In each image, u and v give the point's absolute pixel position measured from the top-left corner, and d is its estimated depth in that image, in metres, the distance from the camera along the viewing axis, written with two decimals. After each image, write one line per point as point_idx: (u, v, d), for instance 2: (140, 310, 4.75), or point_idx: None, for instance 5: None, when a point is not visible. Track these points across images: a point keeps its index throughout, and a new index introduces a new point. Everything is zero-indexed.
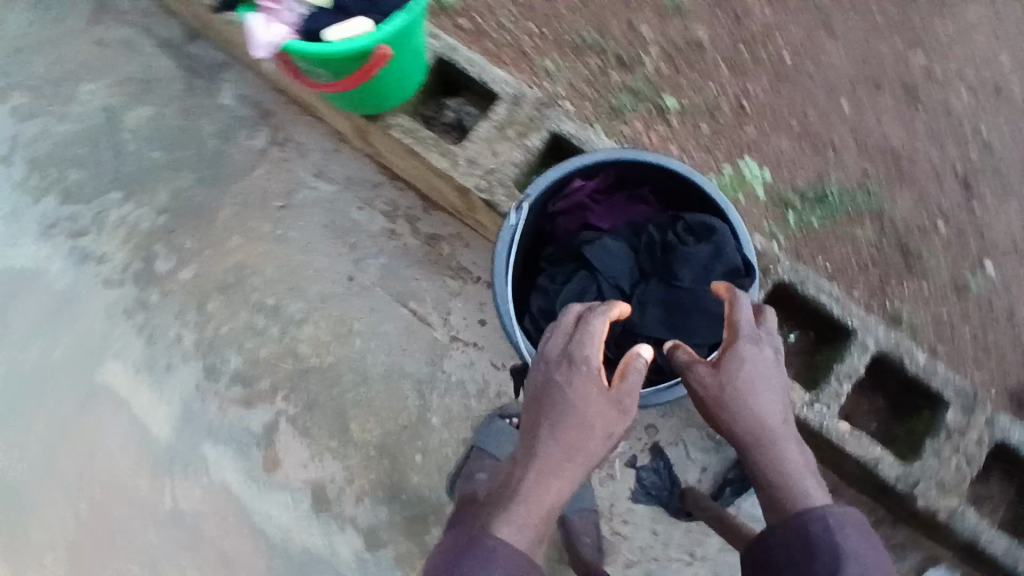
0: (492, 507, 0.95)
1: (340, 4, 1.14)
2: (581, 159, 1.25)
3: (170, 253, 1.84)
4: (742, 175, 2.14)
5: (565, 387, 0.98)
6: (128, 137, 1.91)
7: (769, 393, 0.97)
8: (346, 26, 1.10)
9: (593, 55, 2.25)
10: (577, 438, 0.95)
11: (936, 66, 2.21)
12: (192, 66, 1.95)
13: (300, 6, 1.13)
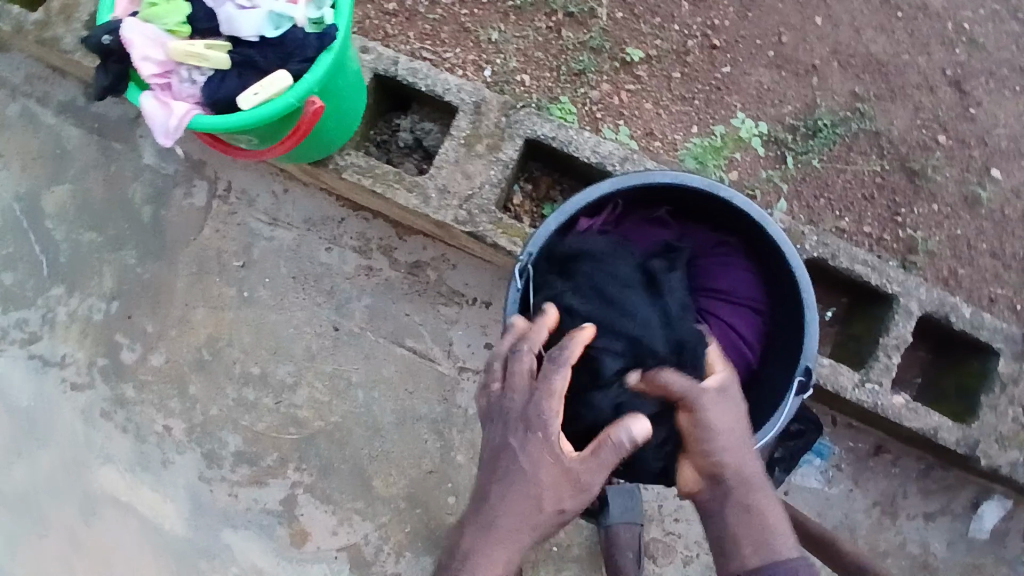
0: (453, 541, 1.06)
1: (250, 59, 0.95)
2: (585, 196, 1.12)
3: (135, 340, 1.68)
4: (735, 131, 1.98)
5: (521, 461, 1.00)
6: (55, 222, 1.71)
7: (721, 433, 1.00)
8: (261, 86, 0.92)
9: (542, 18, 2.04)
10: (537, 510, 1.01)
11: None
12: (102, 126, 1.72)
13: (197, 72, 0.95)
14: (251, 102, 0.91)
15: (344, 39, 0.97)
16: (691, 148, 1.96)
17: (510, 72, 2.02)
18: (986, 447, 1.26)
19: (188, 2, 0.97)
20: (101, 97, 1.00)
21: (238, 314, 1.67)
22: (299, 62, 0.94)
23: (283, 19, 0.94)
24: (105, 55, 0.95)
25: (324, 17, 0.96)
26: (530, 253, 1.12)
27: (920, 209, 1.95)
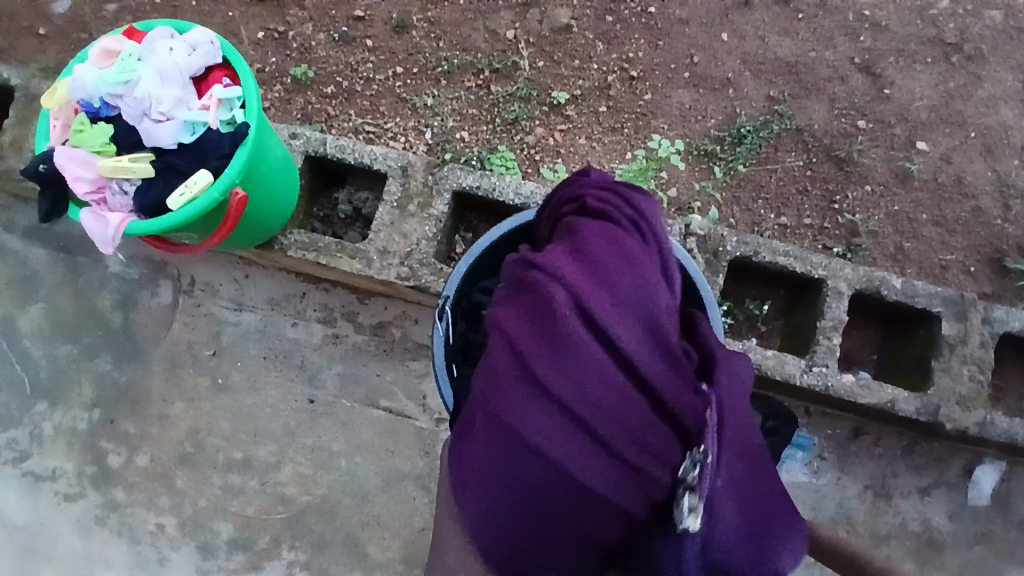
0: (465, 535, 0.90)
1: (172, 166, 1.03)
2: (488, 236, 1.22)
3: (119, 443, 1.71)
4: (656, 154, 2.09)
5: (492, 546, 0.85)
6: (32, 341, 1.76)
7: None
8: (185, 188, 1.00)
9: (470, 77, 2.19)
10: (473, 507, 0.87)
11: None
12: (63, 243, 1.79)
13: (126, 183, 1.03)
14: (180, 203, 0.99)
15: (256, 132, 1.05)
16: (625, 172, 2.07)
17: (449, 130, 2.15)
18: (947, 410, 1.29)
19: (109, 123, 1.03)
20: (45, 218, 1.08)
21: (215, 403, 1.71)
22: (217, 158, 1.03)
23: (197, 124, 1.03)
24: (43, 181, 1.03)
25: (235, 116, 1.05)
26: (448, 295, 1.21)
27: (854, 193, 2.04)
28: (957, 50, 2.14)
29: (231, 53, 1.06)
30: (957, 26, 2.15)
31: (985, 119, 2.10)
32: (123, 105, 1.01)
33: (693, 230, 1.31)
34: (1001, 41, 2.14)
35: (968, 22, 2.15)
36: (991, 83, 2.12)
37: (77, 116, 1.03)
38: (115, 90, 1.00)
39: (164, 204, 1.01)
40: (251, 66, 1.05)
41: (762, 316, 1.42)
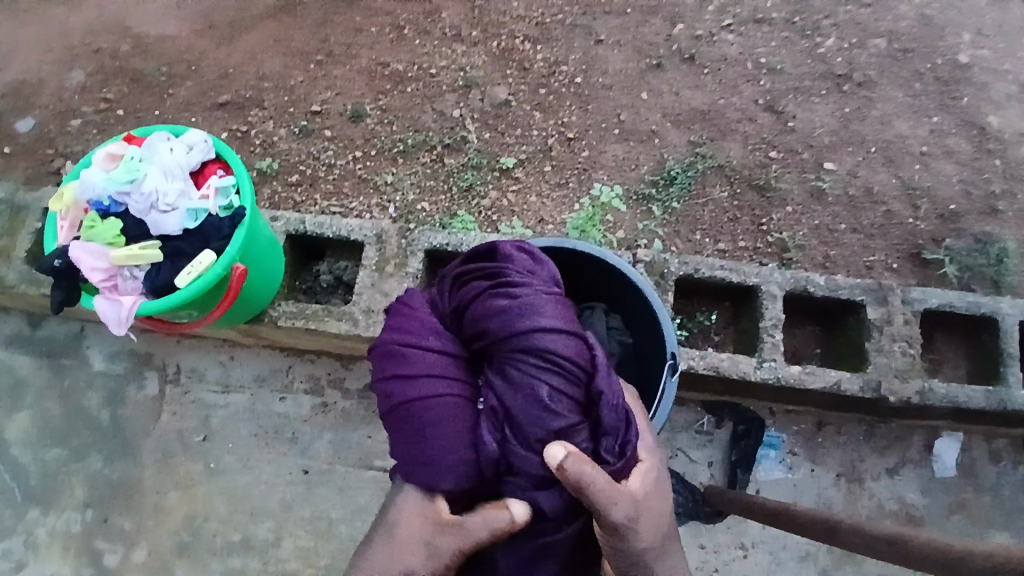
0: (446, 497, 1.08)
1: (177, 251, 1.14)
2: None
3: (113, 542, 1.76)
4: (599, 200, 2.34)
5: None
6: (19, 450, 1.84)
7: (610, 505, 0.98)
8: (192, 267, 1.11)
9: (424, 153, 2.45)
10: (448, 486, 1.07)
11: (698, 30, 2.57)
12: (49, 349, 1.90)
13: (137, 269, 1.13)
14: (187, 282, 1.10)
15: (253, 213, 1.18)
16: (575, 217, 2.30)
17: (411, 203, 2.38)
18: (886, 384, 1.47)
19: (118, 217, 1.14)
20: (57, 308, 1.16)
21: (210, 485, 1.77)
22: (219, 239, 1.15)
23: (199, 211, 1.15)
24: (58, 275, 1.12)
25: (232, 201, 1.18)
26: None
27: (779, 215, 2.30)
28: (847, 81, 2.50)
29: (222, 147, 1.21)
30: (842, 61, 2.52)
31: (881, 135, 2.43)
32: (131, 201, 1.13)
33: (638, 258, 1.48)
34: (885, 67, 2.52)
35: (851, 57, 2.52)
36: (880, 103, 2.47)
37: (87, 214, 1.14)
38: (123, 188, 1.12)
39: (172, 283, 1.11)
40: (241, 157, 1.19)
41: (713, 326, 1.60)
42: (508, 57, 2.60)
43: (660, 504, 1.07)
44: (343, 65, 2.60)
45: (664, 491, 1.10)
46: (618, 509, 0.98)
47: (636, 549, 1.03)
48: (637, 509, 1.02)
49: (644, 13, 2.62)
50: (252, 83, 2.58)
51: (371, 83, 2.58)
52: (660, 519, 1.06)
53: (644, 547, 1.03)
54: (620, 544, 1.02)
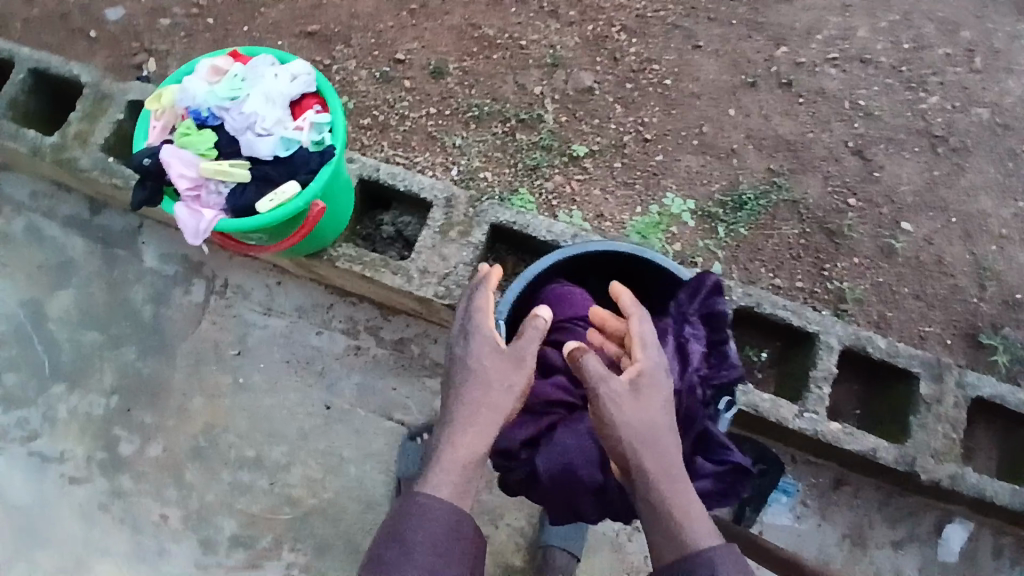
0: (490, 378, 1.18)
1: (262, 174, 1.15)
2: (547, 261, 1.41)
3: (132, 432, 1.83)
4: (669, 210, 2.31)
5: (431, 502, 1.07)
6: (59, 325, 1.92)
7: (609, 390, 1.11)
8: (275, 195, 1.13)
9: (496, 123, 2.44)
10: (493, 389, 1.17)
11: (801, 57, 2.48)
12: (106, 236, 1.97)
13: (222, 185, 1.15)
14: (268, 209, 1.12)
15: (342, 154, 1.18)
16: (636, 223, 2.29)
17: (474, 170, 2.38)
18: (920, 460, 1.43)
19: (213, 131, 1.17)
20: (135, 208, 1.18)
21: (234, 400, 1.83)
22: (305, 173, 1.15)
23: (291, 142, 1.15)
24: (146, 174, 1.14)
25: (324, 138, 1.18)
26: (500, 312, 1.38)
27: (843, 264, 2.25)
28: (943, 143, 2.39)
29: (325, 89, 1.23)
30: (943, 121, 2.41)
31: (967, 206, 2.33)
32: (228, 117, 1.15)
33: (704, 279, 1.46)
34: (986, 135, 2.40)
35: (952, 119, 2.41)
36: (972, 173, 2.36)
37: (184, 122, 1.17)
38: (225, 104, 1.14)
39: (254, 206, 1.13)
40: (341, 95, 1.18)
41: (759, 363, 1.58)
42: (600, 44, 2.55)
43: (659, 405, 1.14)
44: (435, 20, 2.58)
45: (666, 398, 1.16)
46: (605, 386, 1.12)
47: (628, 436, 1.10)
48: (632, 395, 1.12)
49: (749, 27, 2.53)
50: (343, 19, 2.58)
51: (459, 42, 2.56)
52: (655, 415, 1.12)
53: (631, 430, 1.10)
54: (611, 428, 1.10)
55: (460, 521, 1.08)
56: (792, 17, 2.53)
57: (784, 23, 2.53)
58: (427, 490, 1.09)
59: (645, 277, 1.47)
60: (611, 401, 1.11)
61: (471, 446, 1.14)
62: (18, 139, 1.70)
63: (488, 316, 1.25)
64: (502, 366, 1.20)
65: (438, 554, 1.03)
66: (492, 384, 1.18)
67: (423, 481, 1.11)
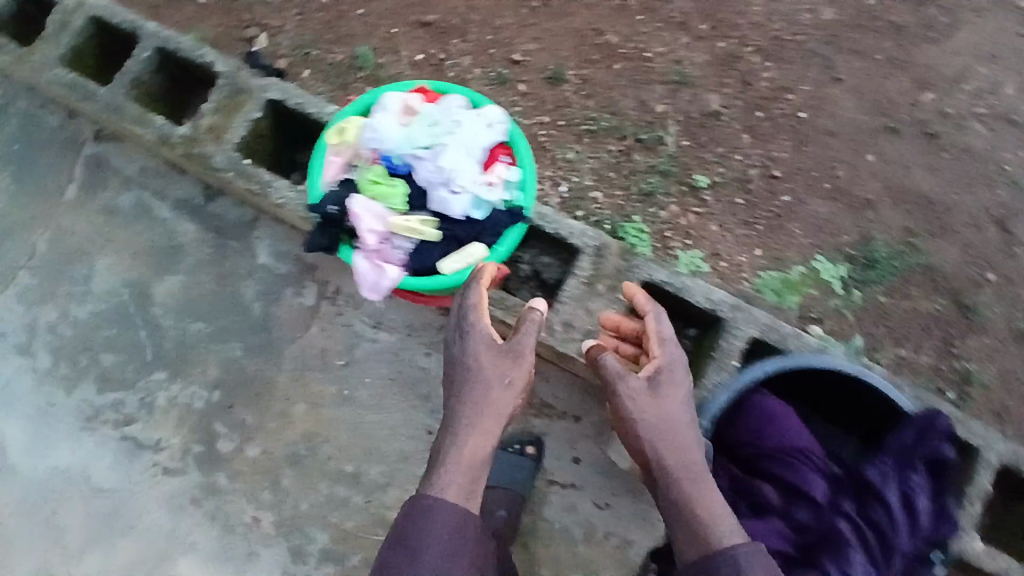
0: (477, 377, 1.27)
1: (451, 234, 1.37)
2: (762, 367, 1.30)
3: (233, 430, 1.83)
4: (816, 271, 2.17)
5: (438, 504, 1.16)
6: (163, 311, 1.89)
7: (626, 389, 1.21)
8: (461, 256, 1.34)
9: (613, 142, 2.28)
10: (487, 389, 1.26)
11: (950, 106, 2.29)
12: (219, 226, 1.91)
13: (405, 242, 1.37)
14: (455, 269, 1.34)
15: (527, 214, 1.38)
16: (768, 281, 2.16)
17: (584, 189, 2.25)
18: None
19: (406, 181, 1.40)
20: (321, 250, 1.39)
21: (337, 413, 1.83)
22: (491, 235, 1.36)
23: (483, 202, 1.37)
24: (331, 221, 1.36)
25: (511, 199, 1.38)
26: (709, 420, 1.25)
27: (972, 341, 2.13)
28: None
29: (513, 139, 1.43)
30: None
31: None
32: (428, 170, 1.37)
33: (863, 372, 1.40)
34: None
35: None
36: None
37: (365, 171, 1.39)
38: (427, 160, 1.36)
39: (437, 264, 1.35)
40: (529, 156, 1.37)
41: None
42: (731, 64, 2.35)
43: (677, 402, 1.21)
44: (557, 20, 2.40)
45: (686, 393, 1.23)
46: (625, 385, 1.21)
47: (648, 429, 1.19)
48: (649, 392, 1.21)
49: (897, 65, 2.33)
50: (460, 9, 2.42)
51: (579, 47, 2.37)
52: (673, 411, 1.20)
53: (648, 426, 1.19)
54: (632, 425, 1.19)
55: (466, 520, 1.17)
56: (944, 60, 2.32)
57: (935, 66, 2.32)
58: (434, 493, 1.18)
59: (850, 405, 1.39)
60: (630, 398, 1.20)
61: (475, 446, 1.23)
62: (143, 124, 1.61)
63: (481, 313, 1.30)
64: (501, 362, 1.29)
65: (446, 556, 1.11)
66: (480, 379, 1.27)
67: (428, 484, 1.20)
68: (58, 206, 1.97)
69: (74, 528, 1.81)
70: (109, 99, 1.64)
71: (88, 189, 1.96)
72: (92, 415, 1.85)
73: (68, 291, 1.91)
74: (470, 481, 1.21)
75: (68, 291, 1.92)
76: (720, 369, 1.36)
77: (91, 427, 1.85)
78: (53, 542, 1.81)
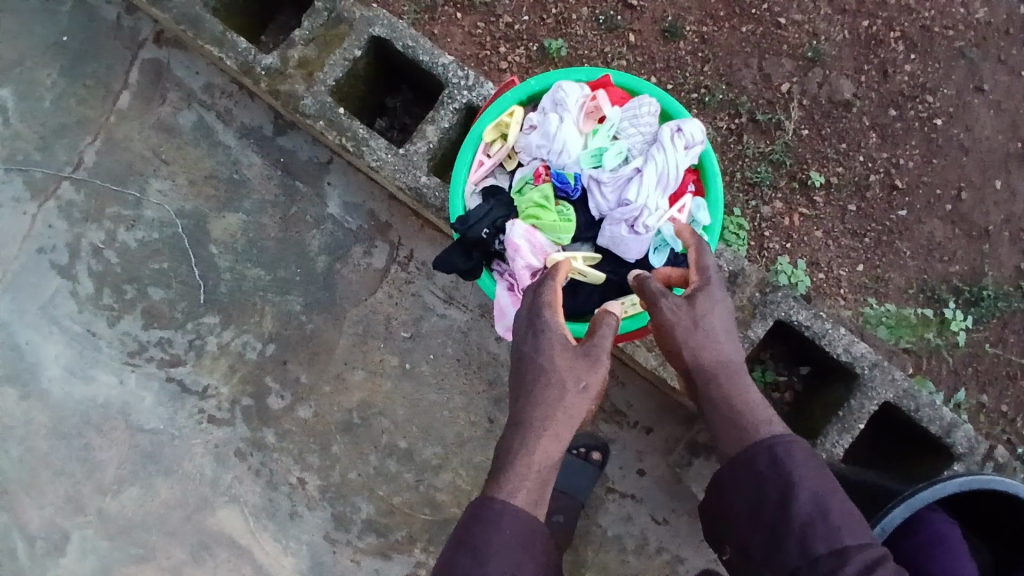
0: (552, 372, 1.07)
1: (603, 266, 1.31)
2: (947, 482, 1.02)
3: (284, 388, 1.73)
4: (943, 318, 1.98)
5: (507, 514, 0.98)
6: (219, 249, 1.77)
7: (664, 302, 1.09)
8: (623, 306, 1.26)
9: (724, 117, 2.02)
10: (564, 386, 1.06)
11: None
12: (285, 162, 1.78)
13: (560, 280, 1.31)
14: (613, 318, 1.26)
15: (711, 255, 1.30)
16: (884, 316, 1.96)
17: None
18: None
19: (565, 202, 1.31)
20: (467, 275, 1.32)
21: (396, 385, 1.72)
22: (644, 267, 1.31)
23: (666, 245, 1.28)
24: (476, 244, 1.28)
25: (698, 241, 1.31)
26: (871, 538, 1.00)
27: None
28: None
29: (705, 162, 1.32)
30: None
31: None
32: (602, 190, 1.29)
33: (984, 449, 1.32)
34: None
35: None
36: None
37: (518, 176, 1.35)
38: (601, 178, 1.28)
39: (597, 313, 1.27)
40: (722, 185, 1.30)
41: None
42: (871, 48, 2.05)
43: (717, 313, 1.10)
44: None
45: (725, 308, 1.11)
46: (666, 300, 1.09)
47: (685, 343, 1.08)
48: (688, 306, 1.09)
49: None
50: None
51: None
52: (716, 315, 1.10)
53: (687, 344, 1.08)
54: (670, 342, 1.09)
55: (535, 533, 1.00)
56: None
57: None
58: (502, 497, 1.00)
59: (1009, 530, 1.11)
60: (669, 312, 1.09)
61: (547, 451, 1.04)
62: (223, 46, 1.48)
63: (556, 312, 1.13)
64: (575, 364, 1.08)
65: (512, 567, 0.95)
66: (556, 375, 1.07)
67: (493, 487, 1.02)
68: (118, 119, 1.83)
69: (113, 461, 1.76)
70: (186, 8, 1.50)
71: (145, 100, 1.83)
72: (138, 349, 1.77)
73: (120, 212, 1.80)
74: (540, 496, 1.02)
75: (119, 211, 1.81)
76: (844, 429, 1.29)
77: (136, 362, 1.77)
78: (89, 473, 1.76)
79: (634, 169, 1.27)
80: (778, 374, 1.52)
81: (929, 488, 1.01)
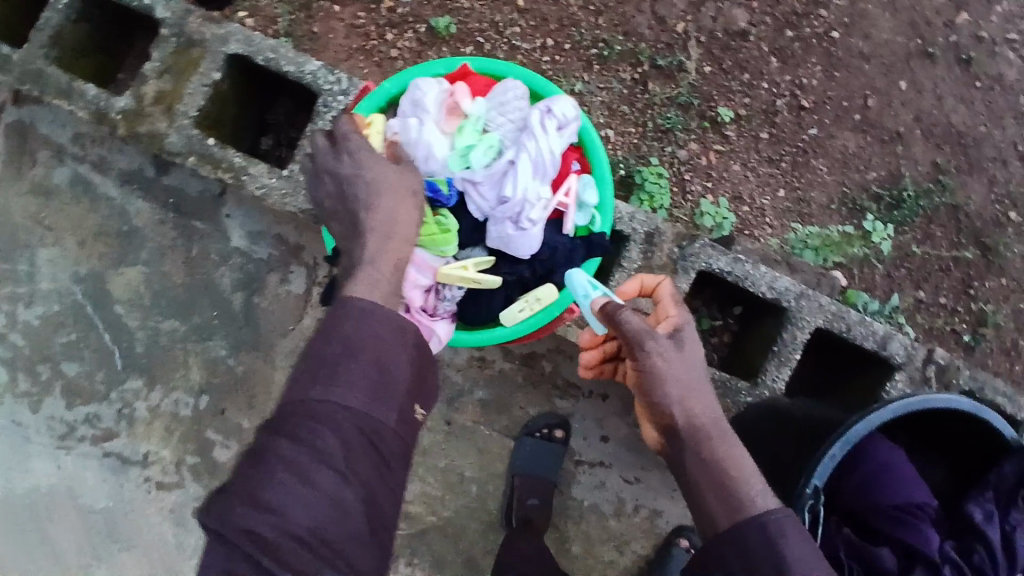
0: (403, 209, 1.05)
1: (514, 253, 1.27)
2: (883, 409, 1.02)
3: (229, 436, 1.66)
4: (864, 233, 2.00)
5: (371, 309, 0.94)
6: (127, 308, 1.66)
7: (654, 343, 1.00)
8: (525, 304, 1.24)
9: (626, 67, 1.97)
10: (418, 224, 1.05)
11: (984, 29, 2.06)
12: (176, 202, 1.66)
13: (455, 291, 1.24)
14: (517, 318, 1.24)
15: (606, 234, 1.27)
16: (809, 238, 1.98)
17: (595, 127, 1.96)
18: None
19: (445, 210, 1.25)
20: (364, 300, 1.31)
21: None
22: (559, 242, 1.27)
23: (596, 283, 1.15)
24: None
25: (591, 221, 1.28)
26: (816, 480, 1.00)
27: (992, 284, 2.03)
28: None
29: (586, 137, 1.32)
30: None
31: None
32: (478, 189, 1.23)
33: (919, 353, 1.35)
34: None
35: None
36: None
37: None
38: (473, 178, 1.22)
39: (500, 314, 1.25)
40: (606, 157, 1.30)
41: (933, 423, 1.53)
42: None
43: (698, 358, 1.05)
44: None
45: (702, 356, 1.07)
46: (656, 343, 1.00)
47: (675, 387, 0.99)
48: (675, 348, 1.02)
49: None
50: None
51: None
52: (697, 371, 1.03)
53: (679, 385, 0.99)
54: (658, 383, 0.99)
55: (406, 331, 0.95)
56: None
57: None
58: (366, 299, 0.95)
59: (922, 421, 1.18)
60: (661, 354, 1.00)
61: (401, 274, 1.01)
62: (70, 95, 1.35)
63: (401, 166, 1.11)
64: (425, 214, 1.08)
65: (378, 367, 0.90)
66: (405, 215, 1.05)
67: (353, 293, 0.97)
68: None
69: (66, 549, 1.67)
70: (21, 61, 1.37)
71: (9, 165, 1.68)
72: (66, 431, 1.66)
73: (12, 291, 1.67)
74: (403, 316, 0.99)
75: (11, 290, 1.67)
76: (782, 363, 1.31)
77: (68, 444, 1.66)
78: (45, 566, 1.67)
79: (508, 162, 1.21)
80: (713, 319, 1.52)
81: (864, 420, 1.01)
